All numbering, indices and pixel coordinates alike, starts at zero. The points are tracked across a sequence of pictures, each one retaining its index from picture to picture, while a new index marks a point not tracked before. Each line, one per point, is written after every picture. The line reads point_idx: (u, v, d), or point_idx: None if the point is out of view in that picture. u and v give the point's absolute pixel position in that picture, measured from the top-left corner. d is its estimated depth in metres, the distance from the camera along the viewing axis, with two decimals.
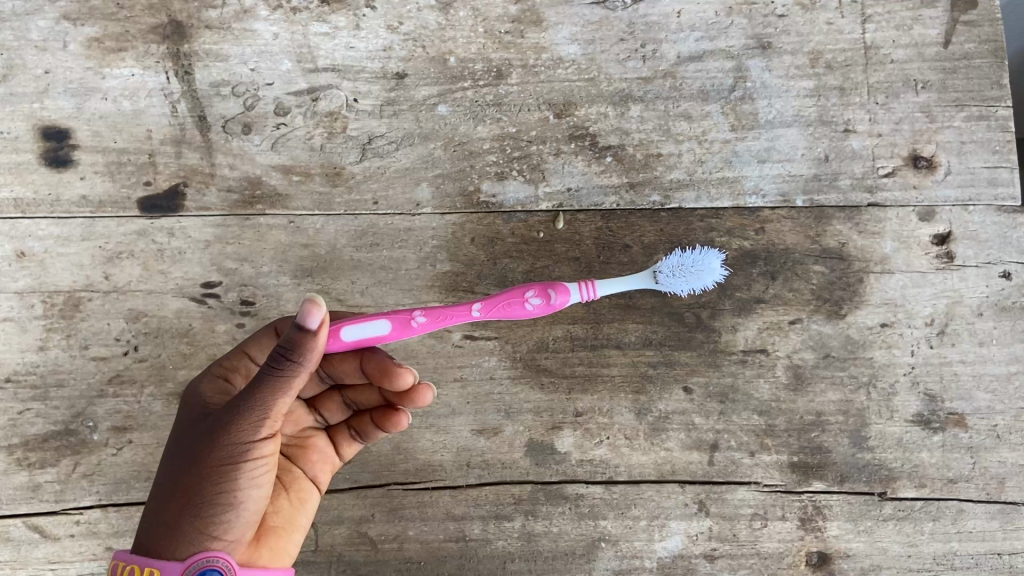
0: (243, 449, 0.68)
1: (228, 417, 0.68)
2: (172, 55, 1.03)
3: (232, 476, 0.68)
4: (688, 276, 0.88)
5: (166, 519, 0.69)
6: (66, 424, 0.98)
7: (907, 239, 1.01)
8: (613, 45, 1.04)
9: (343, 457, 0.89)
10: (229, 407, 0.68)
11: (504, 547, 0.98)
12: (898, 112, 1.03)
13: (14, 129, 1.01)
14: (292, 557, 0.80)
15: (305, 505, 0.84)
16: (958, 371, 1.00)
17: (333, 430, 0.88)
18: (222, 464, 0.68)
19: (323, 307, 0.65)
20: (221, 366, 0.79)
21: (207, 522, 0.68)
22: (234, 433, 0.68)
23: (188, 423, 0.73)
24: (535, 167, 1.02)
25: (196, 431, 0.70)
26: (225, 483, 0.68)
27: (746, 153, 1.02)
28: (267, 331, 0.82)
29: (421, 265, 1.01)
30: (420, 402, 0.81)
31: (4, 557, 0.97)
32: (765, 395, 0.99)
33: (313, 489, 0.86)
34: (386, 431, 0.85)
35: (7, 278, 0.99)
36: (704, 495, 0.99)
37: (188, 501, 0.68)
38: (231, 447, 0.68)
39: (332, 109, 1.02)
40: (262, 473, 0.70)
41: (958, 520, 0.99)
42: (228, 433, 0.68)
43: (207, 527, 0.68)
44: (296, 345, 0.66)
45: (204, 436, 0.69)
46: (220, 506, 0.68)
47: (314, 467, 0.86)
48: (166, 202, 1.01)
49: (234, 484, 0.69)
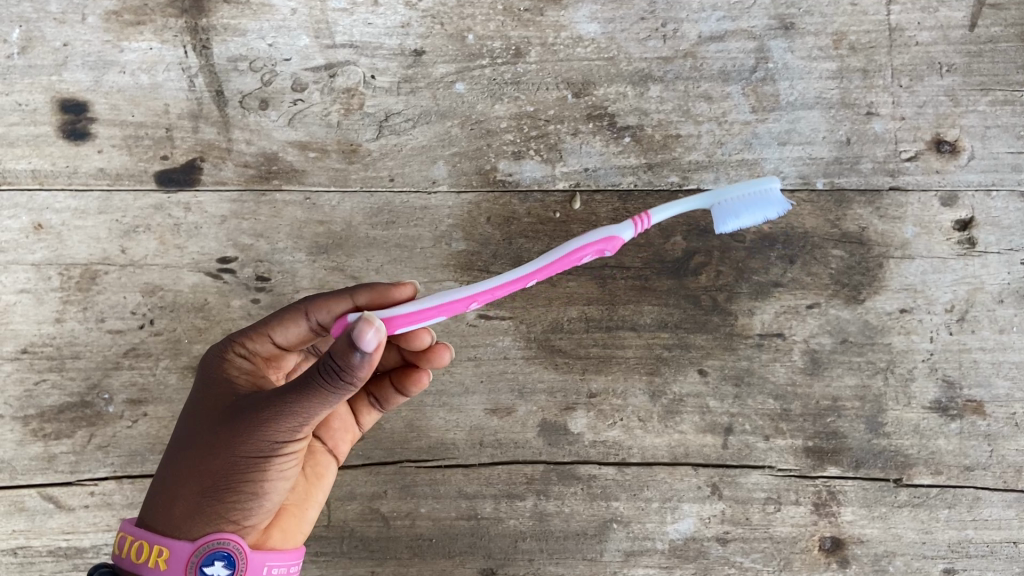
0: (276, 446, 0.68)
1: (267, 416, 0.67)
2: (191, 30, 1.02)
3: (262, 468, 0.69)
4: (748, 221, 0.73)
5: (185, 500, 0.69)
6: (82, 395, 0.98)
7: (929, 224, 1.00)
8: (633, 24, 1.02)
9: (362, 425, 0.89)
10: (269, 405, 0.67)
11: (516, 526, 0.98)
12: (922, 95, 1.01)
13: (32, 101, 1.01)
14: (304, 534, 0.82)
15: (321, 480, 0.84)
16: (978, 359, 0.99)
17: (353, 396, 0.88)
18: (254, 456, 0.68)
19: (378, 326, 0.61)
20: (242, 345, 0.76)
21: (229, 506, 0.70)
22: (272, 432, 0.67)
23: (214, 405, 0.71)
24: (553, 147, 1.01)
25: (225, 420, 0.69)
26: (255, 474, 0.69)
27: (767, 134, 1.01)
28: (292, 314, 0.75)
29: (437, 244, 1.00)
30: (439, 362, 0.82)
31: (20, 526, 0.98)
32: (781, 379, 0.99)
33: (331, 461, 0.86)
34: (408, 392, 0.85)
35: (24, 250, 1.00)
36: (718, 478, 0.98)
37: (213, 487, 0.69)
38: (265, 443, 0.68)
39: (349, 85, 1.02)
40: (290, 466, 0.71)
41: (973, 508, 0.98)
42: (265, 429, 0.67)
43: (228, 510, 0.70)
44: (346, 367, 0.62)
45: (237, 427, 0.68)
46: (244, 494, 0.70)
47: (333, 437, 0.86)
48: (182, 176, 1.01)
49: (261, 475, 0.69)
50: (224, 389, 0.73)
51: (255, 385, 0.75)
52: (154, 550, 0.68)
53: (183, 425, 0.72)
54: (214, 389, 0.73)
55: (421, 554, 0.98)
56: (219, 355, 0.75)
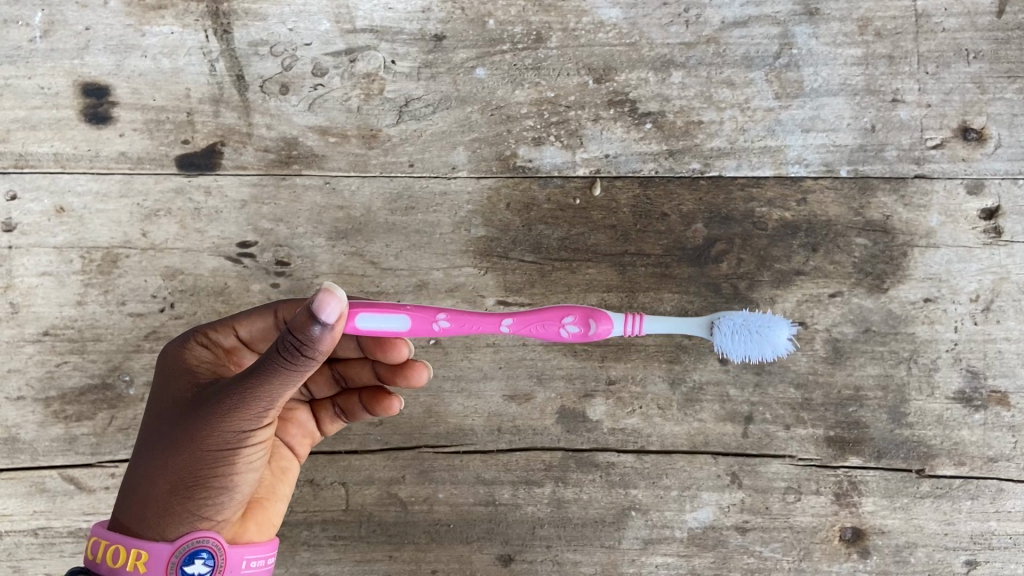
0: (242, 437, 0.69)
1: (229, 407, 0.67)
2: (212, 14, 1.02)
3: (231, 462, 0.69)
4: (746, 342, 0.75)
5: (157, 500, 0.70)
6: (102, 377, 0.98)
7: (954, 212, 0.99)
8: (656, 9, 1.01)
9: (323, 432, 0.91)
10: (230, 398, 0.67)
11: (534, 512, 0.98)
12: (949, 82, 1.00)
13: (55, 85, 1.01)
14: (275, 524, 0.83)
15: (285, 475, 0.87)
16: (1003, 349, 0.97)
17: (316, 404, 0.90)
18: (222, 448, 0.69)
19: (340, 296, 0.61)
20: (205, 337, 0.77)
21: (201, 503, 0.70)
22: (234, 424, 0.68)
23: (179, 399, 0.72)
24: (573, 133, 1.01)
25: (189, 416, 0.69)
26: (223, 468, 0.69)
27: (790, 121, 1.00)
28: (264, 311, 0.79)
29: (456, 230, 1.00)
30: (415, 380, 0.85)
31: (40, 507, 0.98)
32: (803, 367, 0.98)
33: (293, 458, 0.88)
34: (378, 413, 0.88)
35: (46, 233, 1.00)
36: (737, 467, 0.97)
37: (183, 484, 0.69)
38: (230, 434, 0.68)
39: (369, 70, 1.02)
40: (259, 457, 0.72)
41: (996, 499, 0.97)
42: (228, 419, 0.67)
43: (200, 507, 0.70)
44: (307, 341, 0.61)
45: (200, 420, 0.68)
46: (215, 489, 0.70)
47: (293, 439, 0.89)
48: (202, 160, 1.01)
49: (231, 469, 0.70)
50: (187, 381, 0.73)
51: (218, 373, 0.75)
52: (132, 554, 0.69)
53: (149, 423, 0.72)
54: (178, 383, 0.73)
55: (439, 540, 0.98)
56: (180, 348, 0.76)
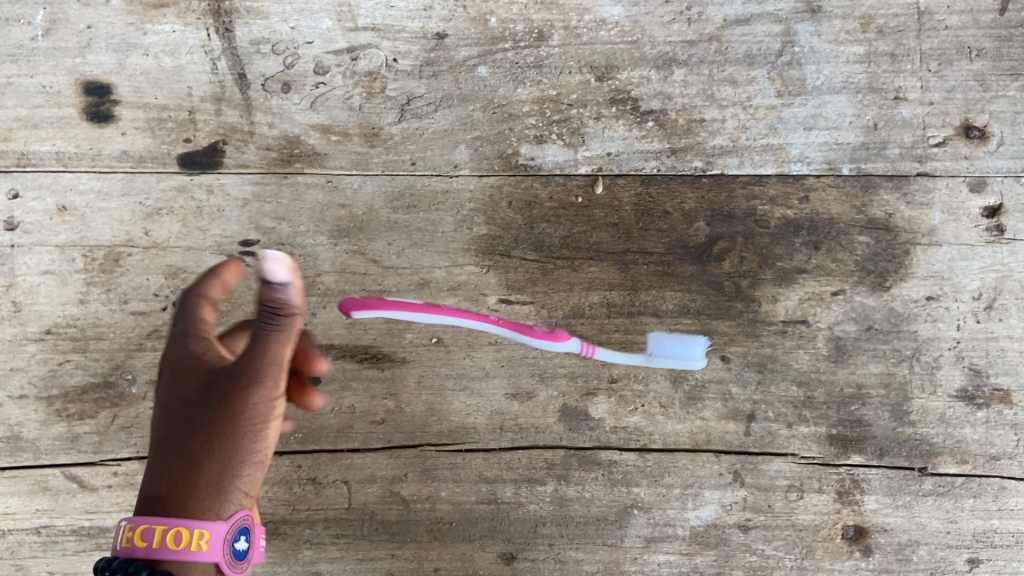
0: (271, 412, 0.74)
1: (265, 382, 0.73)
2: (214, 13, 1.02)
3: (266, 436, 0.75)
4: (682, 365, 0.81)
5: (201, 483, 0.71)
6: (105, 376, 0.98)
7: (957, 210, 0.99)
8: (658, 7, 1.01)
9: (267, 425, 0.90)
10: (260, 374, 0.73)
11: (536, 511, 0.98)
12: (951, 79, 1.00)
13: (57, 84, 1.01)
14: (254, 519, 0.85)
15: None
16: (1005, 347, 0.97)
17: None
18: (260, 424, 0.74)
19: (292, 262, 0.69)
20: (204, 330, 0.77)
21: (244, 478, 0.73)
22: (269, 398, 0.74)
23: (203, 387, 0.73)
24: (575, 131, 1.01)
25: (224, 398, 0.72)
26: (261, 442, 0.74)
27: (792, 119, 1.00)
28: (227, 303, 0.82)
29: (458, 228, 1.00)
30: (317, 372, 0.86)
31: (43, 505, 0.98)
32: (805, 365, 0.98)
33: None
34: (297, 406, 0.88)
35: (49, 232, 1.00)
36: (739, 465, 0.97)
37: (229, 462, 0.72)
38: (264, 409, 0.74)
39: (371, 68, 1.02)
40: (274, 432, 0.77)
41: (999, 497, 0.97)
42: (268, 394, 0.74)
43: (242, 483, 0.73)
44: (289, 304, 0.71)
45: (237, 400, 0.72)
46: (253, 464, 0.74)
47: None
48: (204, 158, 1.01)
49: (265, 444, 0.75)
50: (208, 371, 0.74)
51: (230, 358, 0.77)
52: (196, 534, 0.69)
53: (174, 416, 0.73)
54: (198, 374, 0.74)
55: (441, 538, 0.98)
56: (186, 345, 0.76)
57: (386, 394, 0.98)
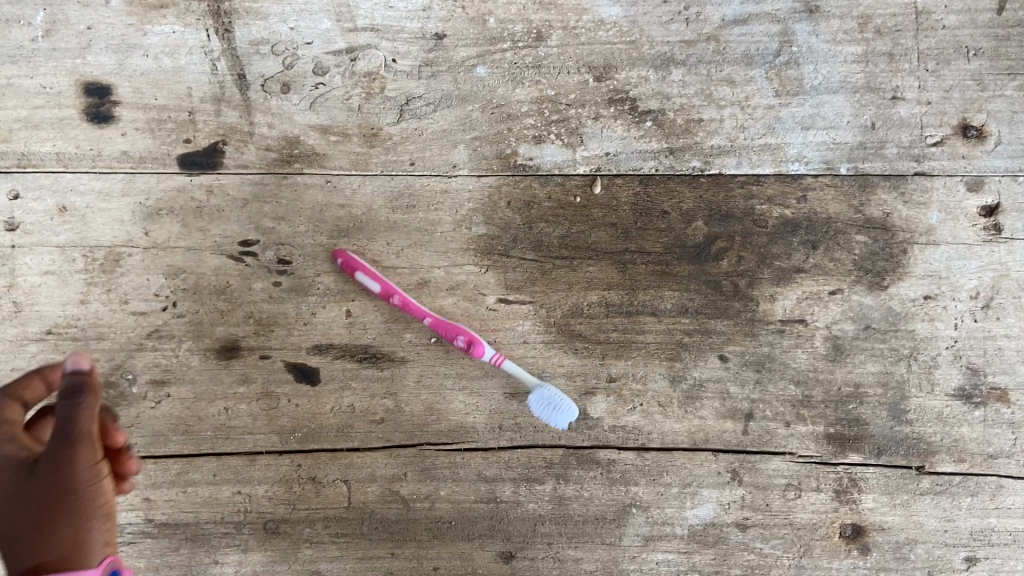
0: (101, 471, 0.74)
1: (86, 448, 0.72)
2: (213, 13, 1.02)
3: (105, 490, 0.75)
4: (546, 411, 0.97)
5: (63, 547, 0.70)
6: (105, 376, 0.98)
7: (954, 210, 0.99)
8: (656, 7, 1.01)
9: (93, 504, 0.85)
10: (72, 446, 0.71)
11: (534, 509, 0.98)
12: (949, 79, 1.00)
13: (57, 84, 1.01)
14: None
15: None
16: (1003, 346, 0.98)
17: None
18: (95, 483, 0.73)
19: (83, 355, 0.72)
20: None
21: (100, 530, 0.73)
22: (96, 460, 0.73)
23: (28, 472, 0.72)
24: (574, 131, 1.01)
25: (48, 474, 0.71)
26: (103, 497, 0.74)
27: (790, 119, 1.00)
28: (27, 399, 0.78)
29: (457, 228, 1.00)
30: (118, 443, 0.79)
31: None
32: (803, 364, 0.98)
33: None
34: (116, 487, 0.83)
35: (49, 233, 1.00)
36: (738, 464, 0.98)
37: (81, 522, 0.72)
38: (95, 470, 0.73)
39: (370, 69, 1.02)
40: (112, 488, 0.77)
41: (996, 496, 0.97)
42: (93, 458, 0.73)
43: (101, 536, 0.73)
44: (87, 377, 0.71)
45: (62, 472, 0.71)
46: (104, 517, 0.74)
47: None
48: (205, 159, 1.01)
49: (108, 498, 0.75)
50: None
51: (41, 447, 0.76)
52: None
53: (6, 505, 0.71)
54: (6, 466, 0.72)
55: (441, 537, 0.98)
56: None
57: (385, 394, 0.99)
